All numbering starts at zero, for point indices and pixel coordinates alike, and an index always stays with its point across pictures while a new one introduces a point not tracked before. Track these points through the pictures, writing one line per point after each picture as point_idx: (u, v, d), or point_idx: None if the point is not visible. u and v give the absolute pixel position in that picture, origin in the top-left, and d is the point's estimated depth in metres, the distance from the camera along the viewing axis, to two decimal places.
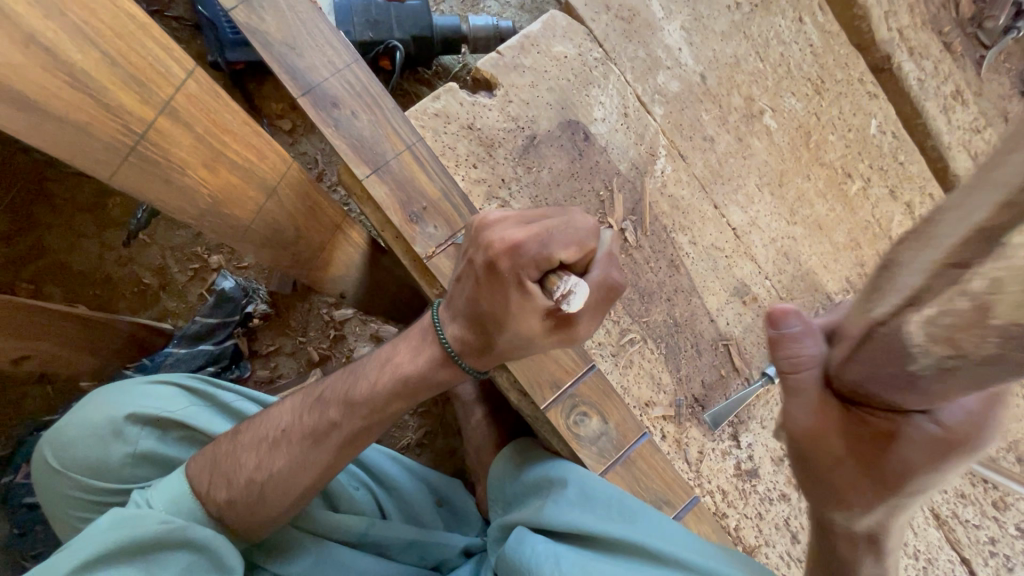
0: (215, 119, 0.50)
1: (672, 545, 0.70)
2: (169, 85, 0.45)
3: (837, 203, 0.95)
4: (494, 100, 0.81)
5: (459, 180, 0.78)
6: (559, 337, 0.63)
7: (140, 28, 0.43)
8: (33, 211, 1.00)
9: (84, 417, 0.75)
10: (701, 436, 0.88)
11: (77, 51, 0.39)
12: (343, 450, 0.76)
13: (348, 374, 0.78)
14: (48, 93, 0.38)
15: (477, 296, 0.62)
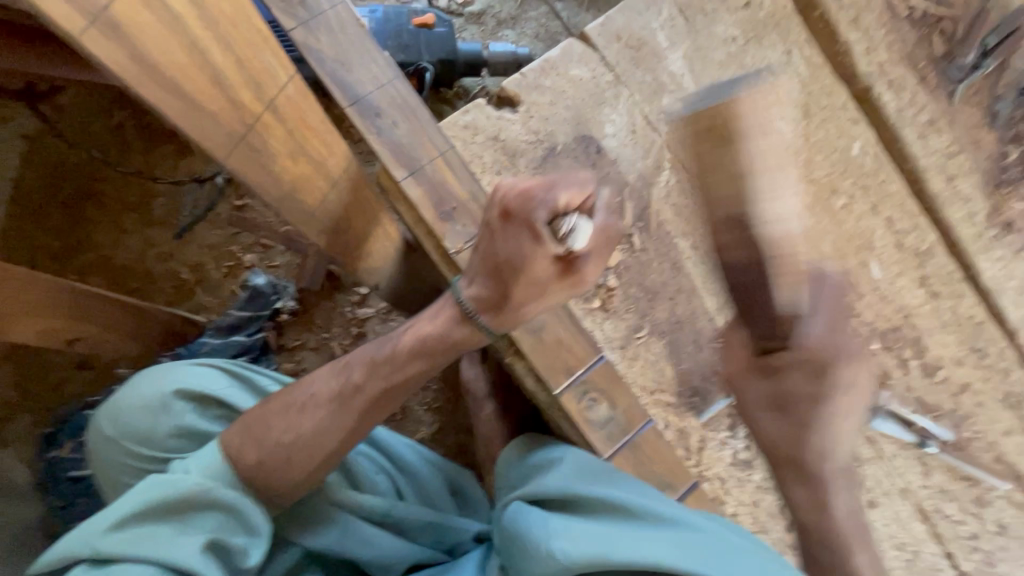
0: (304, 117, 0.58)
1: (656, 504, 0.75)
2: (276, 87, 0.54)
3: (823, 216, 1.04)
4: (517, 115, 0.91)
5: (485, 185, 0.87)
6: (569, 280, 0.74)
7: (263, 39, 0.51)
8: (84, 209, 1.08)
9: (138, 391, 0.83)
10: (700, 425, 0.95)
11: (221, 54, 0.47)
12: (370, 410, 0.82)
13: (379, 349, 0.84)
14: (195, 81, 0.45)
15: (497, 247, 0.73)
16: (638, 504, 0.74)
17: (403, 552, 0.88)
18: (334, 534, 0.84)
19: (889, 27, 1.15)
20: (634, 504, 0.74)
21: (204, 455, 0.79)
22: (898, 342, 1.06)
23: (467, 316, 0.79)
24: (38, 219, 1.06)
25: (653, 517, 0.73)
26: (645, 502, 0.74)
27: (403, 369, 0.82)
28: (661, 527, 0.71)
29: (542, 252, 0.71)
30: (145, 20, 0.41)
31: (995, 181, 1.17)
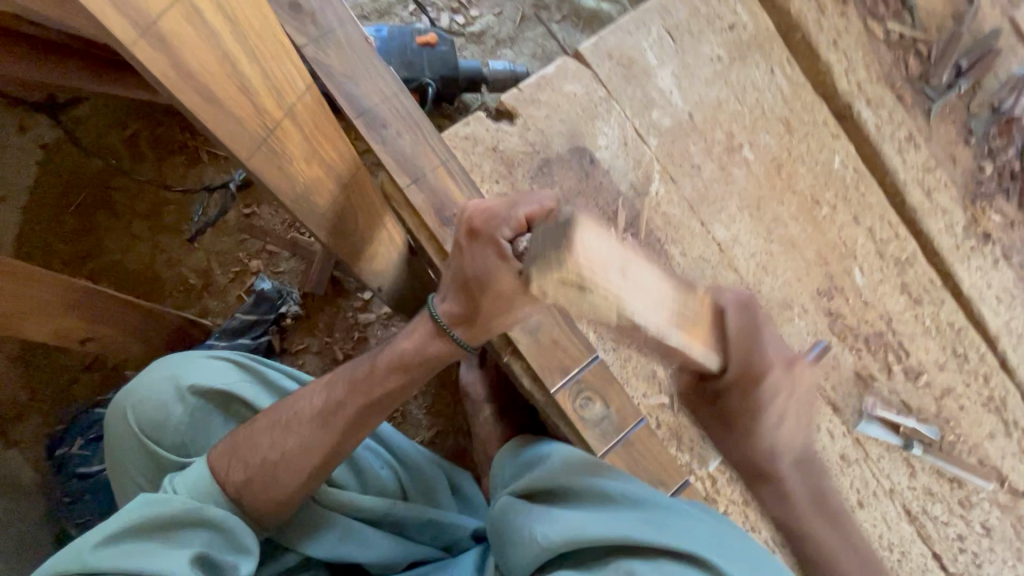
0: (318, 124, 0.64)
1: (642, 492, 0.78)
2: (295, 95, 0.59)
3: (807, 225, 1.09)
4: (514, 127, 0.96)
5: (484, 193, 0.92)
6: (530, 295, 0.77)
7: (289, 55, 0.57)
8: (97, 215, 1.12)
9: (147, 386, 0.85)
10: (691, 425, 0.98)
11: (250, 66, 0.52)
12: (348, 426, 0.85)
13: (369, 361, 0.87)
14: (227, 91, 0.50)
15: (469, 265, 0.77)
16: (622, 491, 0.78)
17: (400, 552, 0.90)
18: (335, 538, 0.86)
19: (866, 49, 1.22)
20: (618, 493, 0.77)
21: (194, 474, 0.80)
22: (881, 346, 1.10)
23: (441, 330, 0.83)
24: (53, 225, 1.10)
25: (638, 502, 0.76)
26: (629, 490, 0.78)
27: (379, 388, 0.85)
28: (645, 510, 0.74)
29: (505, 270, 0.74)
30: (191, 35, 0.45)
31: (969, 195, 1.23)
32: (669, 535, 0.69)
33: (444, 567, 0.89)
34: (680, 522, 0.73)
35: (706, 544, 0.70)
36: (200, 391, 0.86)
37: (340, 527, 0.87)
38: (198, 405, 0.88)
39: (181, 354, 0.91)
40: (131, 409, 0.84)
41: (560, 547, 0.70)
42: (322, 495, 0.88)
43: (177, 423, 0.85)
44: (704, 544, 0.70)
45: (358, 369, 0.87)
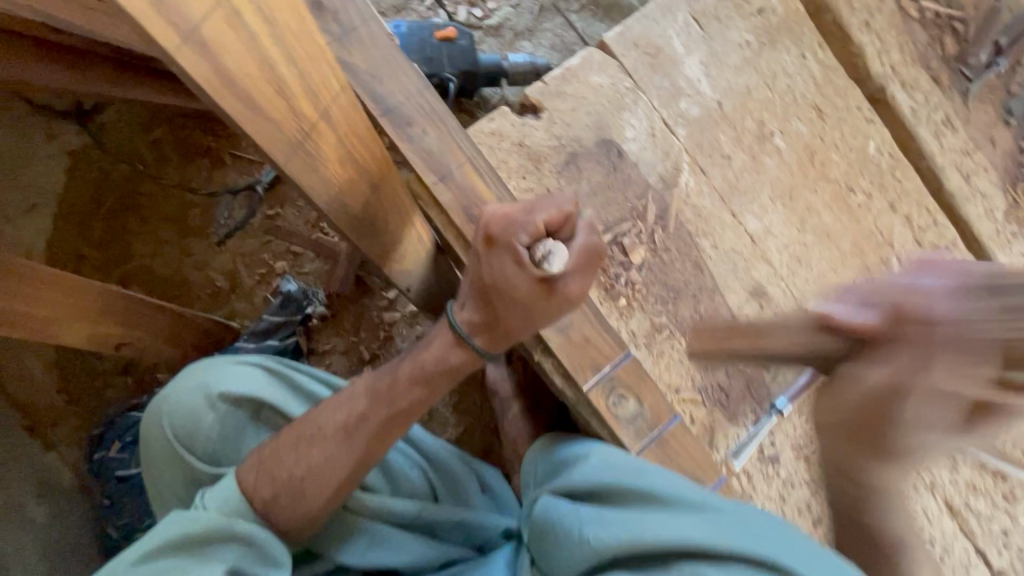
0: (351, 126, 0.63)
1: (694, 491, 0.76)
2: (329, 96, 0.58)
3: (842, 215, 1.06)
4: (540, 121, 0.94)
5: (511, 189, 0.90)
6: (550, 305, 0.76)
7: (325, 60, 0.56)
8: (125, 221, 1.13)
9: (183, 390, 0.86)
10: (726, 421, 0.96)
11: (288, 70, 0.51)
12: (367, 441, 0.83)
13: (388, 375, 0.86)
14: (265, 97, 0.50)
15: (487, 273, 0.77)
16: (672, 490, 0.75)
17: (432, 555, 0.90)
18: (367, 542, 0.87)
19: (900, 30, 1.18)
20: (668, 491, 0.75)
21: (224, 489, 0.81)
22: None
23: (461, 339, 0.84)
24: (83, 231, 1.11)
25: (689, 502, 0.74)
26: (678, 488, 0.76)
27: (404, 401, 0.84)
28: (699, 511, 0.72)
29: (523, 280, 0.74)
30: (234, 43, 0.45)
31: (1010, 179, 1.18)
32: (729, 537, 0.68)
33: (475, 571, 0.89)
34: (740, 523, 0.71)
35: (769, 544, 0.68)
36: (230, 398, 0.86)
37: (371, 532, 0.88)
38: (231, 409, 0.87)
39: (212, 360, 0.92)
40: (167, 413, 0.85)
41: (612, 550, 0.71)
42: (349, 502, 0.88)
43: (211, 429, 0.85)
44: (768, 544, 0.68)
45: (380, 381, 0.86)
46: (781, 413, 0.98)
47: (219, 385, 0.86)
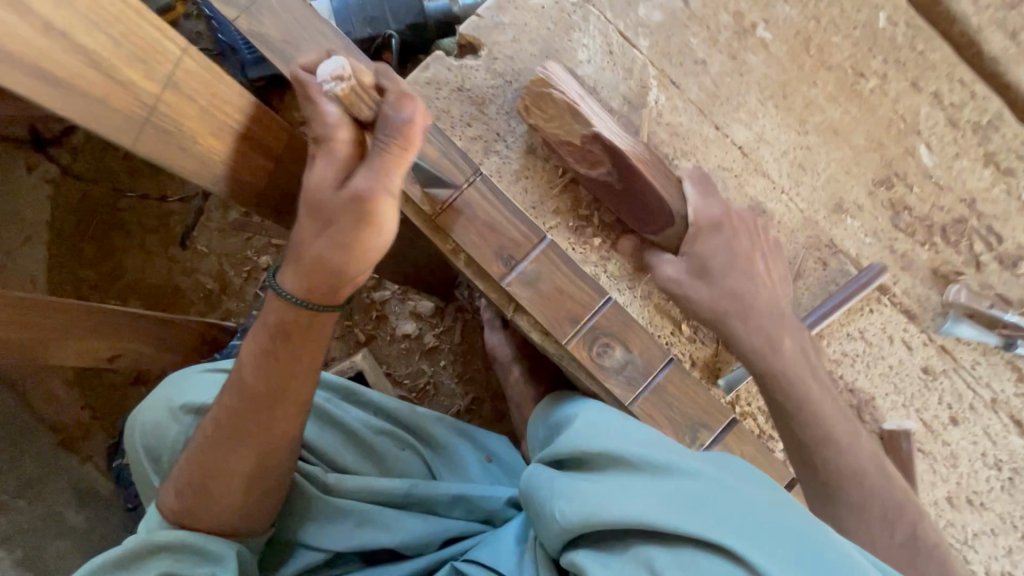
0: (211, 91, 0.56)
1: (681, 462, 0.66)
2: (167, 60, 0.51)
3: (852, 105, 0.91)
4: (480, 61, 0.86)
5: (456, 141, 0.83)
6: (356, 215, 0.64)
7: (135, 14, 0.47)
8: (112, 238, 1.15)
9: (148, 407, 0.82)
10: (734, 358, 0.87)
11: (89, 37, 0.44)
12: (259, 423, 0.72)
13: (265, 350, 0.71)
14: (71, 71, 0.44)
15: (316, 194, 0.65)
16: (652, 462, 0.67)
17: (428, 530, 0.89)
18: (359, 525, 0.87)
19: None
20: (649, 463, 0.67)
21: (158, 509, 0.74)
22: (963, 235, 0.91)
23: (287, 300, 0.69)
24: (76, 255, 1.13)
25: (669, 478, 0.65)
26: (661, 459, 0.67)
27: (296, 365, 0.73)
28: (676, 488, 0.63)
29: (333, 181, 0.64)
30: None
31: None
32: (700, 522, 0.59)
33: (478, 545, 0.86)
34: (719, 507, 0.61)
35: (747, 534, 0.59)
36: (192, 408, 0.81)
37: (363, 513, 0.87)
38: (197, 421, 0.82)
39: (181, 373, 0.87)
40: (137, 432, 0.81)
41: (572, 526, 0.65)
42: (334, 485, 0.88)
43: (175, 441, 0.79)
44: (746, 534, 0.59)
45: (252, 348, 0.73)
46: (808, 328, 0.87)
47: (182, 397, 0.82)
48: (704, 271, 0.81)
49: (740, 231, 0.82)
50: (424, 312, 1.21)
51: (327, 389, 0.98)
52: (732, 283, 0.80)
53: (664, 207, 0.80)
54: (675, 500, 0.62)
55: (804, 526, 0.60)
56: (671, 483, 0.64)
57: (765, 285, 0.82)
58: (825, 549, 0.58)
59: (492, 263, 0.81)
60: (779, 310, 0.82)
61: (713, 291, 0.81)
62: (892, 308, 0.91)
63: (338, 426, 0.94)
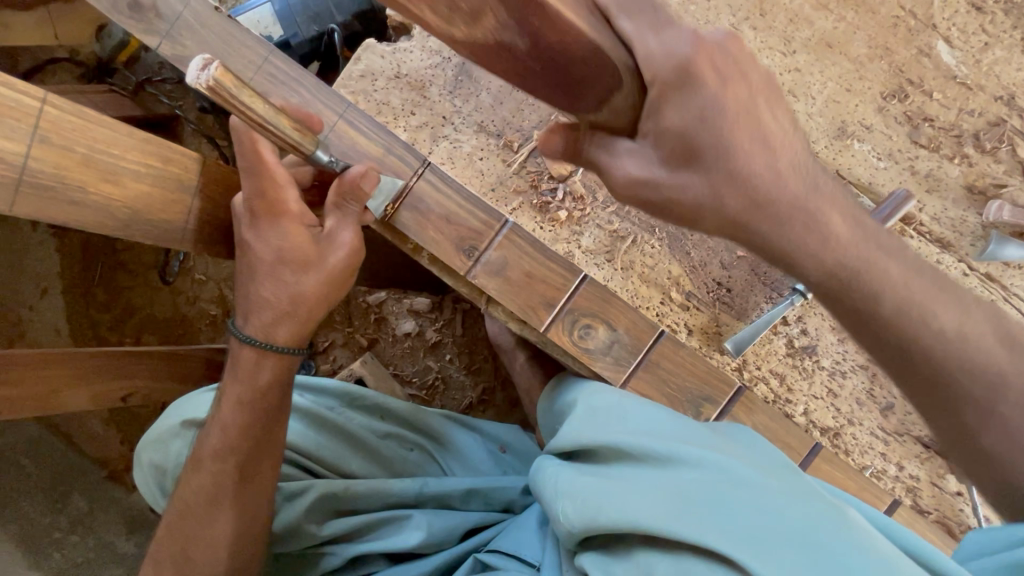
0: (93, 136, 0.49)
1: (705, 458, 0.53)
2: (28, 115, 0.45)
3: (846, 10, 0.78)
4: (413, 41, 0.79)
5: (400, 133, 0.78)
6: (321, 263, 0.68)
7: None
8: (117, 279, 1.18)
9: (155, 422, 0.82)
10: (734, 321, 0.78)
11: None
12: (250, 483, 0.69)
13: (252, 404, 0.69)
14: None
15: (276, 245, 0.66)
16: (672, 455, 0.54)
17: (449, 522, 0.85)
18: (373, 529, 0.83)
19: None
20: (667, 456, 0.54)
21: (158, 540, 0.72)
22: (1000, 140, 0.77)
23: (262, 348, 0.69)
24: (88, 300, 1.17)
25: (688, 475, 0.52)
26: (684, 452, 0.54)
27: (277, 420, 0.71)
28: (695, 488, 0.51)
29: (301, 230, 0.66)
30: None
31: None
32: (716, 530, 0.47)
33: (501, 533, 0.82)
34: (743, 513, 0.48)
35: (775, 549, 0.45)
36: (194, 422, 0.80)
37: (376, 518, 0.83)
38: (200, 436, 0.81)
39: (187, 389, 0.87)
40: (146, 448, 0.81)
41: (570, 528, 0.54)
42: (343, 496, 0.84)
43: (177, 457, 0.79)
44: (773, 550, 0.45)
45: (229, 408, 0.69)
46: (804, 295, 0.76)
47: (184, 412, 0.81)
48: (691, 162, 0.44)
49: (732, 73, 0.42)
50: (421, 308, 1.19)
51: (327, 396, 0.95)
52: (755, 172, 0.45)
53: (602, 59, 0.38)
54: (691, 502, 0.49)
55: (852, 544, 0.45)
56: (689, 477, 0.52)
57: (791, 146, 0.46)
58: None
59: (454, 257, 0.75)
60: (810, 196, 0.47)
61: (736, 194, 0.45)
62: (921, 238, 0.78)
63: (340, 433, 0.90)
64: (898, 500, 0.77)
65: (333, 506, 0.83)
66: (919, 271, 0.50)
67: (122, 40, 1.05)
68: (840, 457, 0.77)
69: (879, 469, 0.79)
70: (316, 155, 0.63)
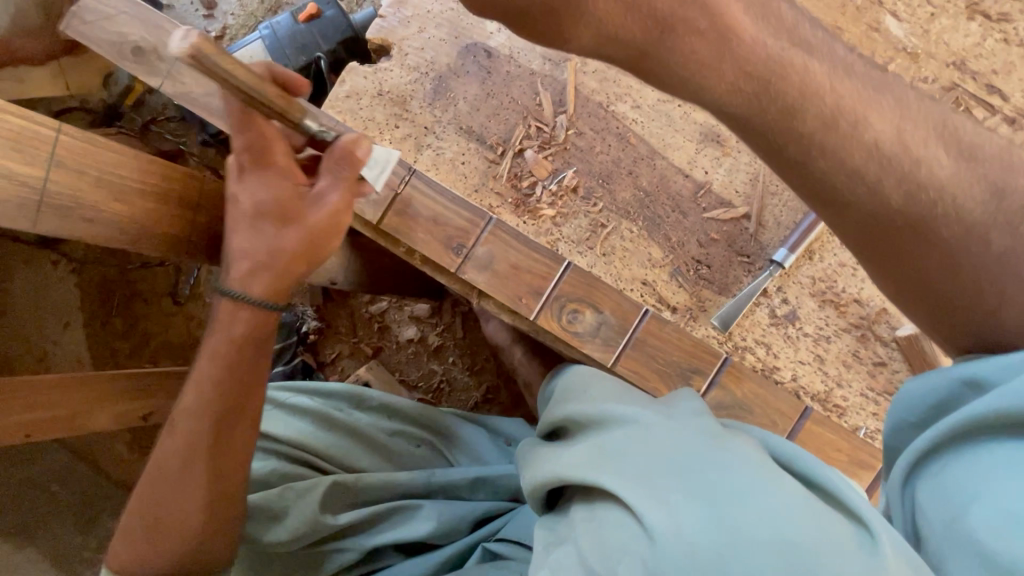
0: (102, 159, 0.55)
1: (645, 418, 0.52)
2: (44, 144, 0.51)
3: None
4: (392, 60, 0.85)
5: (386, 145, 0.83)
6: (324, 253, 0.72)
7: None
8: (134, 308, 1.24)
9: None
10: (716, 295, 0.81)
11: None
12: None
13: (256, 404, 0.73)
14: None
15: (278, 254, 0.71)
16: (618, 414, 0.54)
17: (457, 511, 0.88)
18: (383, 520, 0.86)
19: None
20: (613, 414, 0.54)
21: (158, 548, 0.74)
22: (954, 105, 0.82)
23: (237, 300, 0.69)
24: (107, 330, 1.23)
25: (610, 429, 0.53)
26: (619, 411, 0.54)
27: None
28: (621, 443, 0.50)
29: (287, 186, 0.67)
30: None
31: None
32: (616, 476, 0.47)
33: (509, 522, 0.84)
34: (648, 459, 0.47)
35: (660, 491, 0.44)
36: None
37: (385, 508, 0.86)
38: None
39: None
40: None
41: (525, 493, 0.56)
42: (353, 489, 0.87)
43: None
44: (660, 494, 0.44)
45: (235, 397, 0.71)
46: (782, 265, 0.79)
47: None
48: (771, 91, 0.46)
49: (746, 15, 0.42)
50: (421, 315, 1.23)
51: (336, 399, 0.99)
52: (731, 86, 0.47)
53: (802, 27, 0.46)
54: (610, 455, 0.49)
55: (745, 473, 0.44)
56: (615, 431, 0.52)
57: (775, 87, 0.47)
58: (770, 519, 0.41)
59: (444, 256, 0.79)
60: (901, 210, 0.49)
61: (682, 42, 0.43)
62: None
63: (350, 431, 0.94)
64: None
65: (346, 497, 0.87)
66: (839, 67, 0.48)
67: (127, 85, 1.13)
68: (832, 419, 0.79)
69: (872, 429, 0.81)
70: (306, 126, 0.64)
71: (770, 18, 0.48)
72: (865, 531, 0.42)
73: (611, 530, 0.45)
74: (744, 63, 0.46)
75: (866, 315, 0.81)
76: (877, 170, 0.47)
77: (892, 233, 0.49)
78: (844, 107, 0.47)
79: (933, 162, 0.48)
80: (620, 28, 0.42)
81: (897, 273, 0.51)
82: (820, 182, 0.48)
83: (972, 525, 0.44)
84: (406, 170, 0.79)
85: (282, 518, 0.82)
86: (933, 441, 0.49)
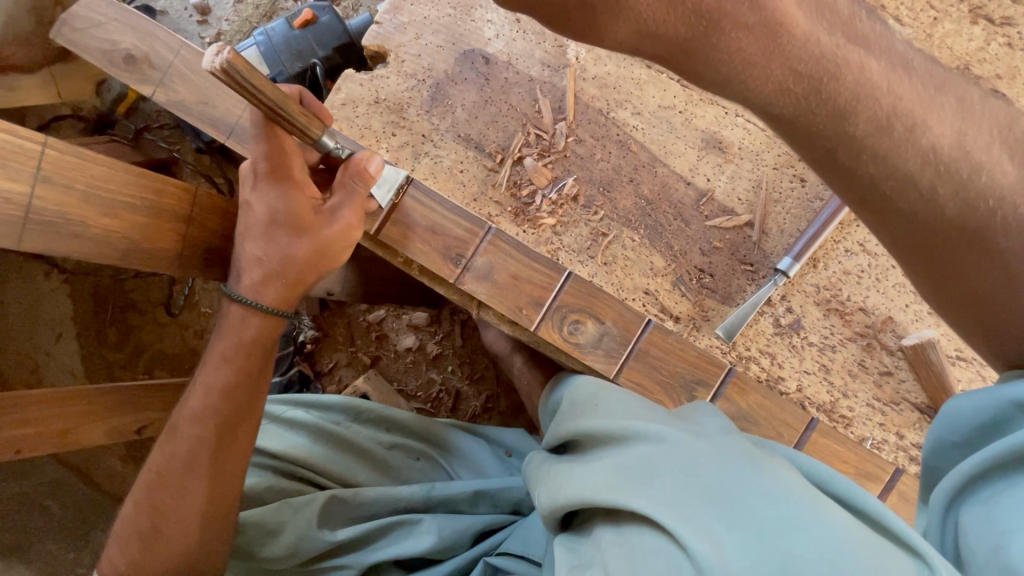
0: (91, 174, 0.54)
1: (673, 437, 0.50)
2: (29, 158, 0.49)
3: None
4: (388, 67, 0.84)
5: (382, 154, 0.81)
6: (319, 265, 0.71)
7: None
8: (128, 318, 1.22)
9: None
10: (720, 305, 0.80)
11: None
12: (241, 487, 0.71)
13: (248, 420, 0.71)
14: None
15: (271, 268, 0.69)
16: (644, 433, 0.52)
17: (458, 525, 0.86)
18: (381, 535, 0.85)
19: None
20: (639, 433, 0.52)
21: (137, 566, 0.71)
22: None
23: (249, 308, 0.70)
24: (100, 341, 1.22)
25: (637, 448, 0.51)
26: (644, 429, 0.52)
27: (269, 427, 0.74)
28: (653, 464, 0.48)
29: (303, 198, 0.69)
30: None
31: None
32: (649, 497, 0.45)
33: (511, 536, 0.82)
34: (683, 481, 0.45)
35: (700, 515, 0.42)
36: None
37: (383, 523, 0.84)
38: None
39: None
40: None
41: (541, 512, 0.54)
42: (349, 504, 0.85)
43: None
44: (699, 518, 0.42)
45: (229, 410, 0.70)
46: (787, 274, 0.77)
47: None
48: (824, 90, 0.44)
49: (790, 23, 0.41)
50: (419, 323, 1.21)
51: (333, 411, 0.97)
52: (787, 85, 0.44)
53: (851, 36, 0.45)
54: (642, 476, 0.47)
55: (787, 499, 0.43)
56: (644, 449, 0.50)
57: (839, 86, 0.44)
58: (822, 549, 0.39)
59: (442, 266, 0.78)
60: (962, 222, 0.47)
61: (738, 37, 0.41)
62: None
63: (348, 446, 0.92)
64: (900, 469, 0.77)
65: (343, 512, 0.85)
66: (896, 65, 0.46)
67: (120, 92, 1.08)
68: (838, 431, 0.78)
69: (879, 440, 0.79)
70: (322, 140, 0.66)
71: (815, 14, 0.44)
72: (922, 563, 0.40)
73: (643, 555, 0.43)
74: (796, 62, 0.43)
75: (872, 324, 0.80)
76: (932, 178, 0.46)
77: (939, 239, 0.48)
78: (902, 111, 0.45)
79: (994, 168, 0.46)
80: (666, 26, 0.39)
81: (947, 283, 0.49)
82: (867, 186, 0.47)
83: (1012, 553, 0.43)
84: (403, 179, 0.77)
85: (276, 535, 0.80)
86: (979, 465, 0.49)
